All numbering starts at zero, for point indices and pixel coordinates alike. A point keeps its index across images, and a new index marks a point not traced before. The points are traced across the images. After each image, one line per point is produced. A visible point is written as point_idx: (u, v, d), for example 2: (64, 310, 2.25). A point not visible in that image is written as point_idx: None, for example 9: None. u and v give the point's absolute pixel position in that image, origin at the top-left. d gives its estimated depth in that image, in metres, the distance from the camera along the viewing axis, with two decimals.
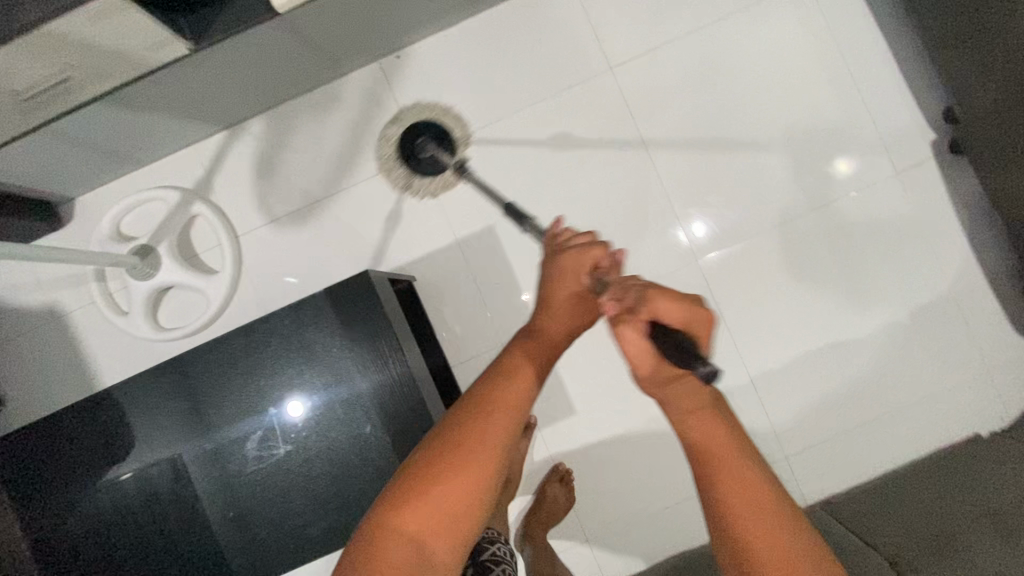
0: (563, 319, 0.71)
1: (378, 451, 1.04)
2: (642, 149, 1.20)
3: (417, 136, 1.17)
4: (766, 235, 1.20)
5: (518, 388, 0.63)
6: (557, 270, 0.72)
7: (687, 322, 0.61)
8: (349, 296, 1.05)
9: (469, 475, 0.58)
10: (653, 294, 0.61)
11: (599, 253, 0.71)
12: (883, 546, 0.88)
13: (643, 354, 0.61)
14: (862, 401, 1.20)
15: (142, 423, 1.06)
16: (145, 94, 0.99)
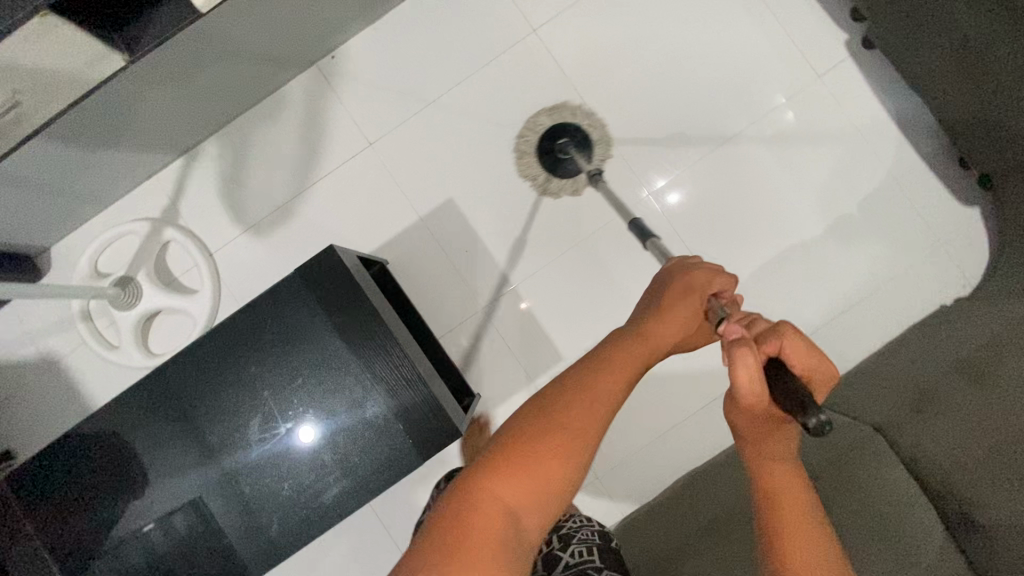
0: (676, 326, 0.64)
1: (378, 412, 0.88)
2: (574, 94, 1.18)
3: (558, 138, 1.15)
4: (710, 159, 1.17)
5: (617, 390, 0.60)
6: (677, 285, 0.66)
7: (809, 373, 0.56)
8: (318, 279, 0.88)
9: (536, 475, 0.55)
10: (790, 335, 0.56)
11: (725, 283, 0.66)
12: (868, 416, 0.97)
13: (755, 395, 0.55)
14: (832, 298, 1.15)
15: (115, 443, 0.93)
16: (104, 137, 0.98)
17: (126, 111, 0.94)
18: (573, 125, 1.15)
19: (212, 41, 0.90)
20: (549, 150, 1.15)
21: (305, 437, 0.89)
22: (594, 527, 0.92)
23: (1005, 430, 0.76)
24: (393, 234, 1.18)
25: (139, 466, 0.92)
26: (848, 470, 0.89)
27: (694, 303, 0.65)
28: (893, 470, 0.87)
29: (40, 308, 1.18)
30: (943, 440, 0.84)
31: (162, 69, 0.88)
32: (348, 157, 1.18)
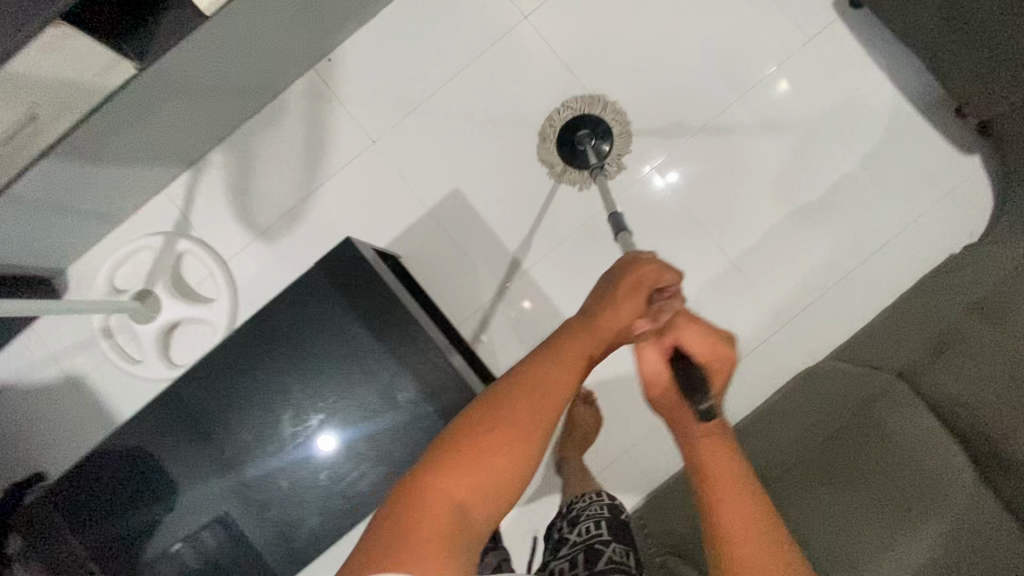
0: (622, 318, 0.58)
1: (406, 396, 0.89)
2: (570, 77, 1.19)
3: (579, 130, 1.13)
4: (708, 129, 1.18)
5: (564, 389, 0.55)
6: (622, 275, 0.60)
7: (708, 360, 0.59)
8: (336, 271, 0.90)
9: (483, 476, 0.52)
10: (686, 324, 0.59)
11: (671, 278, 0.60)
12: (889, 363, 0.98)
13: (658, 380, 0.60)
14: (841, 256, 1.15)
15: (142, 456, 0.94)
16: (112, 151, 0.99)
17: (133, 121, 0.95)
18: (599, 117, 1.13)
19: (215, 43, 0.91)
20: (568, 140, 1.13)
21: (327, 442, 0.90)
22: (603, 500, 0.93)
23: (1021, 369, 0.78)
24: (402, 228, 1.19)
25: (167, 477, 0.93)
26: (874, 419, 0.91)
27: (638, 293, 0.59)
28: (918, 414, 0.87)
29: (61, 328, 1.20)
30: (966, 380, 0.86)
31: (171, 75, 0.88)
32: (351, 156, 1.20)
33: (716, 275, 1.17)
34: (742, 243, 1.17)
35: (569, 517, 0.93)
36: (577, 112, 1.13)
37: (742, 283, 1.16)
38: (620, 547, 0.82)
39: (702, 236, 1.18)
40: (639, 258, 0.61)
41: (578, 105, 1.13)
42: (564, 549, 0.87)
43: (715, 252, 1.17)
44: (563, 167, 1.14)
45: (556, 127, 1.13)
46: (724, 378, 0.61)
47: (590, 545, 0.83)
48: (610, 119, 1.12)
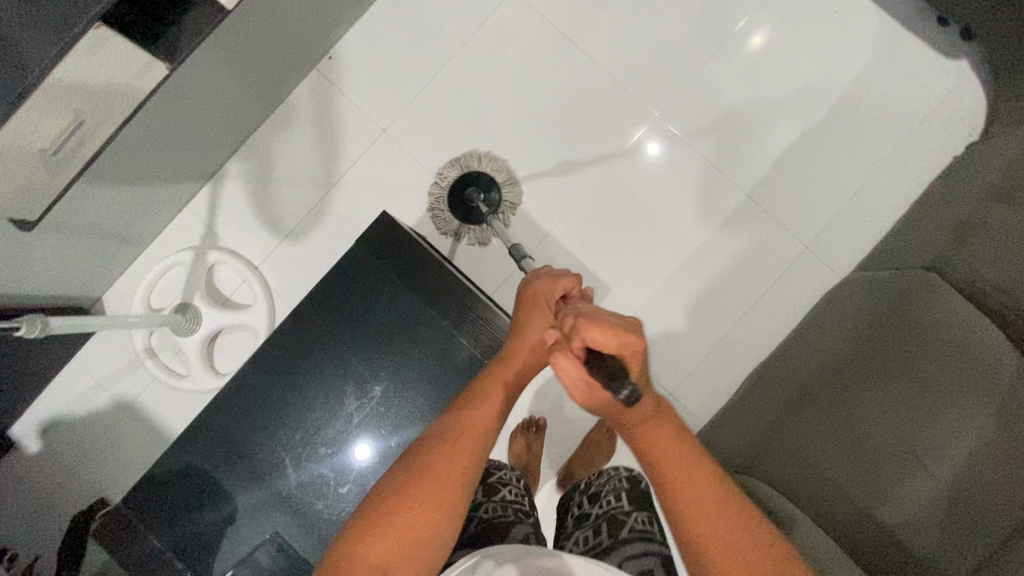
0: (527, 346, 0.68)
1: (460, 355, 0.92)
2: (563, 42, 1.23)
3: (465, 189, 1.19)
4: (704, 72, 1.22)
5: (483, 428, 0.63)
6: (524, 304, 0.72)
7: (621, 347, 0.57)
8: (377, 245, 0.93)
9: (405, 532, 0.56)
10: (586, 325, 0.58)
11: (569, 284, 0.72)
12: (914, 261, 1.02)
13: (580, 385, 0.59)
14: (849, 175, 1.19)
15: (200, 463, 0.95)
16: (146, 174, 1.02)
17: (164, 137, 0.97)
18: (483, 176, 1.20)
19: (233, 48, 0.94)
20: (460, 200, 1.19)
21: (362, 451, 0.92)
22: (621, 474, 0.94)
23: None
24: (423, 210, 1.22)
25: (227, 480, 0.94)
26: (908, 317, 0.95)
27: (544, 307, 0.70)
28: (947, 300, 0.91)
29: (104, 355, 1.22)
30: (989, 257, 0.91)
31: (203, 65, 0.89)
32: (363, 148, 1.23)
33: (732, 210, 1.20)
34: (753, 177, 1.20)
35: (590, 495, 0.93)
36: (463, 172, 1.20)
37: (758, 216, 1.20)
38: (642, 516, 0.84)
39: (713, 175, 1.21)
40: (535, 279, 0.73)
41: (456, 166, 1.20)
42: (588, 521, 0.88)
43: (729, 189, 1.20)
44: (460, 225, 1.19)
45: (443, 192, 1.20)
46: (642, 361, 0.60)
47: (613, 517, 0.85)
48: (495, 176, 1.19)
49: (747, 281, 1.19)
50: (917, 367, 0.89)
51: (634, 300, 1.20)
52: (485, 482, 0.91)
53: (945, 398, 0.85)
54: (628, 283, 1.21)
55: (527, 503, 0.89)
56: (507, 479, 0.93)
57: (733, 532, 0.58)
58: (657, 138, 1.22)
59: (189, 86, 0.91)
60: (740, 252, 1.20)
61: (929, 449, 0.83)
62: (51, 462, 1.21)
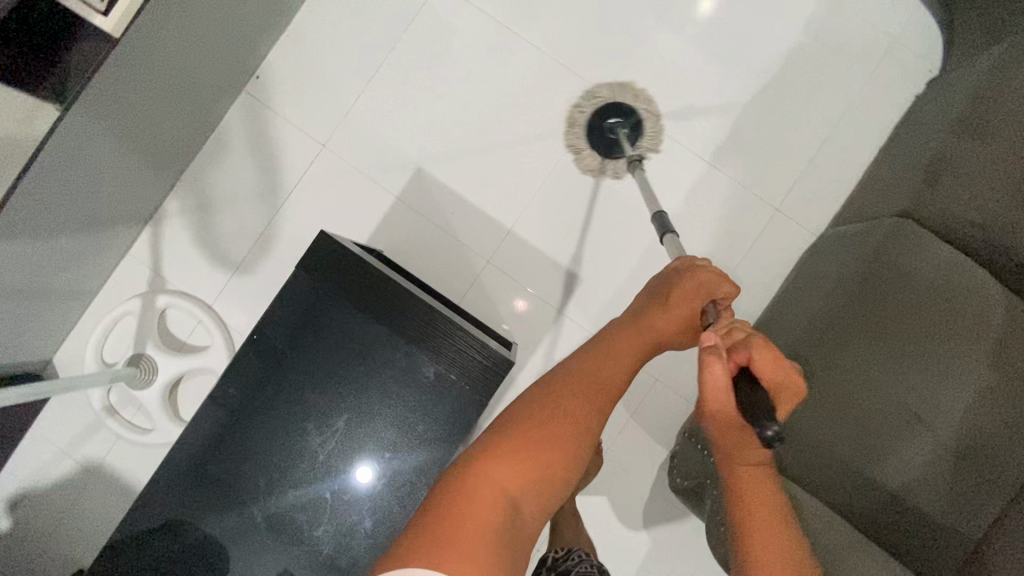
0: (671, 326, 0.69)
1: (424, 370, 0.87)
2: (500, 30, 1.17)
3: (609, 118, 1.14)
4: (649, 42, 1.16)
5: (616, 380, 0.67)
6: (680, 288, 0.70)
7: (777, 383, 0.61)
8: (321, 268, 0.87)
9: (538, 455, 0.60)
10: (759, 348, 0.61)
11: (729, 287, 0.69)
12: (883, 207, 0.96)
13: (721, 398, 0.60)
14: (813, 128, 1.14)
15: (165, 521, 0.88)
16: (75, 226, 0.96)
17: (84, 186, 0.91)
18: (625, 104, 1.14)
19: (148, 81, 0.88)
20: (598, 127, 1.14)
21: (365, 476, 0.87)
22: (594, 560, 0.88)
23: (1012, 169, 0.81)
24: (377, 223, 1.16)
25: (196, 537, 0.88)
26: (890, 264, 0.87)
27: (695, 300, 0.69)
28: (930, 245, 0.86)
29: (63, 419, 1.16)
30: (966, 196, 0.85)
31: (107, 104, 0.82)
32: (306, 167, 1.17)
33: (698, 181, 1.15)
34: (714, 144, 1.15)
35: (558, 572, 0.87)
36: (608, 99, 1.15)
37: (725, 183, 1.15)
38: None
39: (673, 147, 1.16)
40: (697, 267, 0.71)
41: (611, 92, 1.15)
42: None
43: (691, 159, 1.15)
44: (599, 157, 1.14)
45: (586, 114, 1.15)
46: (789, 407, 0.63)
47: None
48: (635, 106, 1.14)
49: (723, 252, 1.14)
50: (906, 320, 0.84)
51: (608, 289, 1.15)
52: None
53: (939, 351, 0.82)
54: (600, 270, 1.15)
55: None
56: None
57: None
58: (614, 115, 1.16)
59: (97, 127, 0.84)
60: (711, 223, 1.15)
61: (931, 408, 0.81)
62: (22, 539, 1.15)
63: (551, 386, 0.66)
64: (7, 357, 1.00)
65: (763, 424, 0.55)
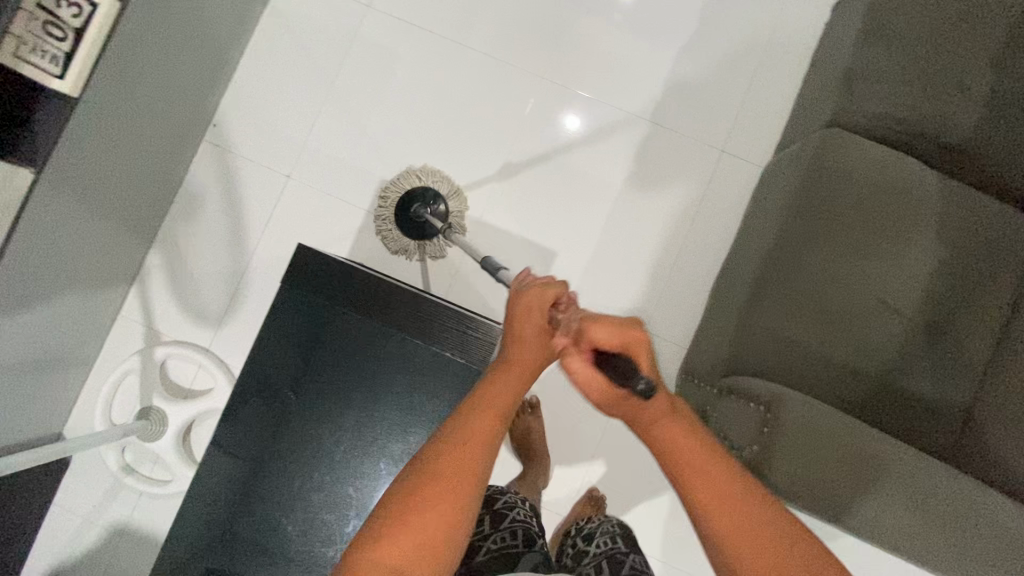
0: (533, 351, 0.61)
1: (419, 354, 0.91)
2: (432, 38, 1.24)
3: (411, 206, 1.15)
4: (572, 22, 1.24)
5: (503, 411, 0.57)
6: (514, 316, 0.63)
7: (624, 343, 0.59)
8: (304, 278, 0.92)
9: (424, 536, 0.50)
10: (593, 322, 0.59)
11: (559, 288, 0.63)
12: (812, 123, 1.02)
13: (594, 382, 0.60)
14: (738, 70, 1.22)
15: (196, 551, 0.90)
16: (61, 292, 0.99)
17: (64, 249, 0.94)
18: (427, 187, 1.16)
19: (107, 138, 0.92)
20: (406, 217, 1.15)
21: (386, 463, 0.90)
22: (611, 519, 0.96)
23: (911, 64, 0.90)
24: (351, 237, 1.21)
25: (230, 560, 0.89)
26: (832, 167, 0.90)
27: (538, 315, 0.62)
28: (860, 145, 0.91)
29: (83, 488, 1.17)
30: (881, 92, 0.91)
31: (83, 158, 0.88)
32: (274, 201, 1.22)
33: (643, 138, 1.22)
34: (652, 102, 1.22)
35: (582, 536, 0.94)
36: (403, 190, 1.17)
37: (668, 136, 1.21)
38: (640, 558, 0.86)
39: (614, 112, 1.22)
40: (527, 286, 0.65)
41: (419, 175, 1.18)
42: (583, 561, 0.88)
43: (633, 119, 1.22)
44: (416, 242, 1.16)
45: (392, 207, 1.17)
46: (650, 360, 0.60)
47: (612, 556, 0.86)
48: (438, 186, 1.17)
49: (681, 198, 1.20)
50: (855, 217, 0.89)
51: (581, 253, 1.20)
52: (490, 506, 0.89)
53: (890, 240, 0.88)
54: (569, 240, 1.20)
55: (535, 524, 0.89)
56: (513, 502, 0.91)
57: (763, 541, 0.51)
58: (554, 95, 1.23)
59: (67, 187, 0.88)
60: (664, 174, 1.21)
61: (895, 293, 0.87)
62: None
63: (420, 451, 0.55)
64: (18, 433, 1.03)
65: (633, 377, 0.56)
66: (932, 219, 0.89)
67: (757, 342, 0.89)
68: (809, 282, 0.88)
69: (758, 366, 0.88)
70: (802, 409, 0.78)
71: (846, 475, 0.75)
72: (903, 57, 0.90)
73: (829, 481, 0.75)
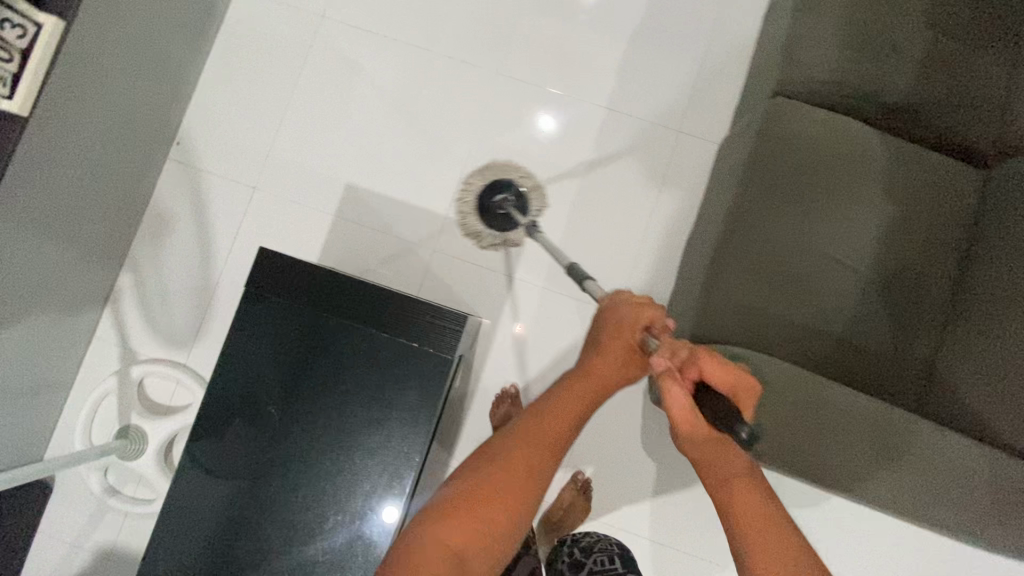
0: (615, 366, 0.74)
1: (385, 347, 0.91)
2: (386, 42, 1.26)
3: (492, 197, 1.16)
4: (522, 17, 1.27)
5: (574, 414, 0.73)
6: (609, 327, 0.75)
7: (730, 385, 0.64)
8: (267, 282, 0.93)
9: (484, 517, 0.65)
10: (703, 357, 0.65)
11: (654, 313, 0.73)
12: (757, 95, 1.04)
13: (686, 413, 0.65)
14: (688, 52, 1.24)
15: (175, 559, 0.89)
16: (29, 316, 1.00)
17: (25, 273, 0.95)
18: (506, 180, 1.18)
19: (61, 158, 0.93)
20: (487, 207, 1.16)
21: (361, 456, 0.90)
22: (610, 540, 1.10)
23: (843, 29, 0.92)
24: (320, 243, 1.22)
25: (210, 565, 0.89)
26: (777, 133, 0.92)
27: (628, 333, 0.74)
28: (799, 111, 0.93)
29: (68, 514, 1.16)
30: (818, 58, 0.93)
31: (31, 176, 0.89)
32: (241, 213, 1.23)
33: (601, 124, 1.24)
34: (606, 89, 1.24)
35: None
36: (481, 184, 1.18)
37: (625, 120, 1.24)
38: None
39: (570, 101, 1.24)
40: (625, 303, 0.76)
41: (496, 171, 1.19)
42: None
43: (589, 106, 1.24)
44: (497, 234, 1.17)
45: (471, 198, 1.18)
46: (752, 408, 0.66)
47: None
48: (518, 180, 1.19)
49: (643, 180, 1.22)
50: (804, 180, 0.91)
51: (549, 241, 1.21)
52: None
53: (840, 200, 0.90)
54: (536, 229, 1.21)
55: None
56: None
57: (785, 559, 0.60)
58: (510, 89, 1.25)
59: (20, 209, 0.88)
60: (624, 157, 1.23)
61: (850, 251, 0.89)
62: None
63: (503, 438, 0.71)
64: None
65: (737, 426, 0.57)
66: (879, 177, 0.91)
67: (719, 310, 0.88)
68: (766, 248, 0.90)
69: (720, 333, 0.88)
70: (760, 368, 0.79)
71: (805, 428, 0.76)
72: (835, 22, 0.92)
73: (787, 439, 0.76)
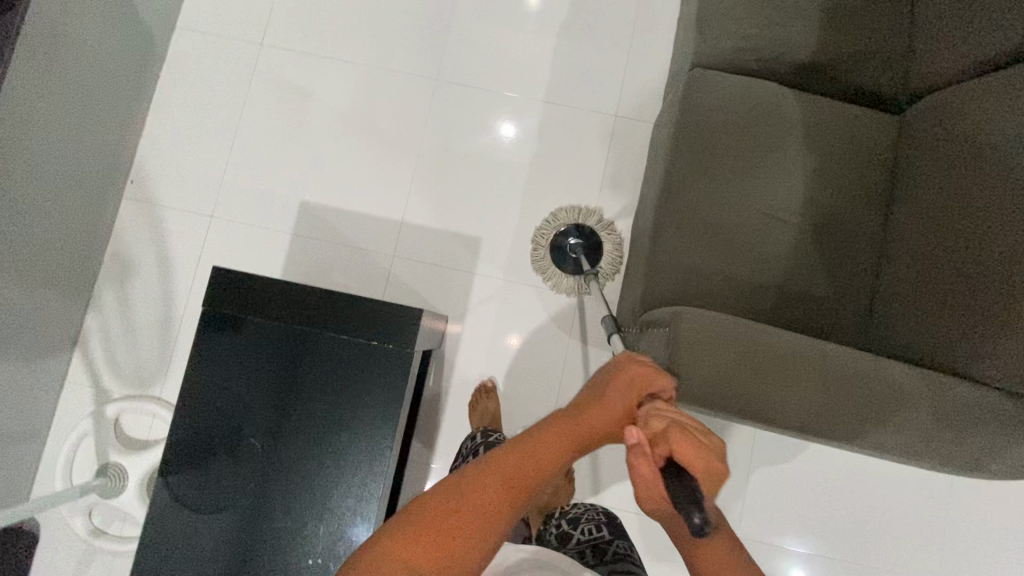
0: (606, 419, 0.64)
1: (345, 349, 0.94)
2: (326, 63, 1.30)
3: (567, 243, 1.20)
4: (455, 25, 1.32)
5: (547, 473, 0.59)
6: (615, 381, 0.67)
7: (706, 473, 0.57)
8: (226, 299, 0.95)
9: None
10: (677, 436, 0.57)
11: (663, 381, 0.67)
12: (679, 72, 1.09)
13: (656, 489, 0.58)
14: (616, 41, 1.30)
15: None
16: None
17: None
18: (585, 225, 1.20)
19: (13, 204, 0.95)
20: (561, 251, 1.20)
21: (330, 457, 0.92)
22: (595, 508, 1.06)
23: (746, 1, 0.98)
24: (281, 262, 1.24)
25: None
26: (698, 104, 0.96)
27: (632, 393, 0.66)
28: (718, 81, 0.97)
29: (53, 560, 1.16)
30: (727, 30, 0.98)
31: None
32: (201, 242, 1.25)
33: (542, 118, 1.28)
34: (543, 84, 1.29)
35: (566, 519, 1.02)
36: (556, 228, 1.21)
37: (564, 111, 1.28)
38: (623, 544, 0.97)
39: (510, 99, 1.29)
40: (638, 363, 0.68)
41: (572, 214, 1.21)
42: (568, 545, 0.97)
43: (529, 103, 1.28)
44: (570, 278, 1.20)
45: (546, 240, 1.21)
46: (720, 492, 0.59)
47: (597, 545, 0.97)
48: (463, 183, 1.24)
49: (587, 166, 1.26)
50: (730, 145, 0.95)
51: (504, 235, 1.24)
52: None
53: (765, 160, 0.95)
54: (491, 225, 1.25)
55: None
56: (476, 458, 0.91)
57: None
58: (451, 94, 1.29)
59: None
60: (567, 146, 1.27)
61: (781, 207, 0.94)
62: None
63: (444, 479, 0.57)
64: None
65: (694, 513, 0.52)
66: (798, 134, 0.96)
67: (661, 278, 0.92)
68: (701, 214, 0.93)
69: (667, 298, 0.92)
70: (698, 322, 0.80)
71: (750, 375, 0.77)
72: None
73: (736, 381, 0.77)
